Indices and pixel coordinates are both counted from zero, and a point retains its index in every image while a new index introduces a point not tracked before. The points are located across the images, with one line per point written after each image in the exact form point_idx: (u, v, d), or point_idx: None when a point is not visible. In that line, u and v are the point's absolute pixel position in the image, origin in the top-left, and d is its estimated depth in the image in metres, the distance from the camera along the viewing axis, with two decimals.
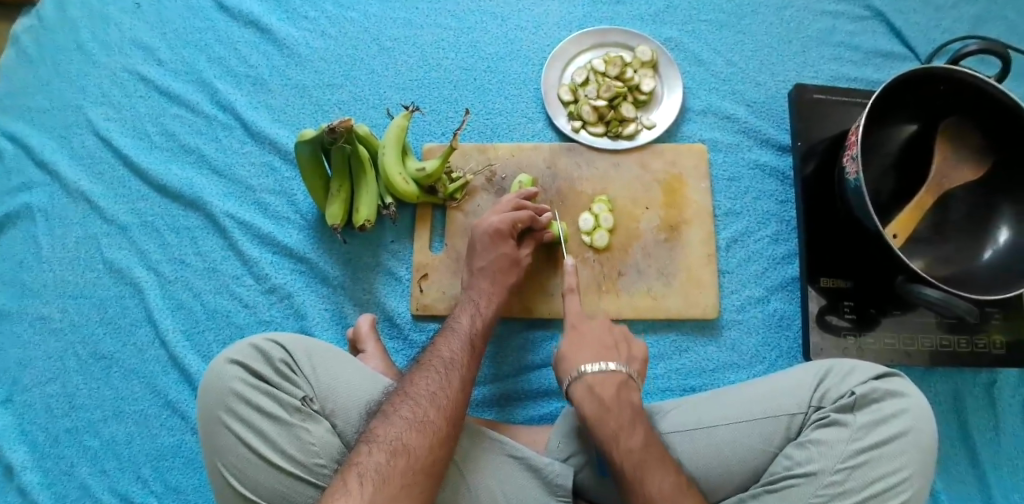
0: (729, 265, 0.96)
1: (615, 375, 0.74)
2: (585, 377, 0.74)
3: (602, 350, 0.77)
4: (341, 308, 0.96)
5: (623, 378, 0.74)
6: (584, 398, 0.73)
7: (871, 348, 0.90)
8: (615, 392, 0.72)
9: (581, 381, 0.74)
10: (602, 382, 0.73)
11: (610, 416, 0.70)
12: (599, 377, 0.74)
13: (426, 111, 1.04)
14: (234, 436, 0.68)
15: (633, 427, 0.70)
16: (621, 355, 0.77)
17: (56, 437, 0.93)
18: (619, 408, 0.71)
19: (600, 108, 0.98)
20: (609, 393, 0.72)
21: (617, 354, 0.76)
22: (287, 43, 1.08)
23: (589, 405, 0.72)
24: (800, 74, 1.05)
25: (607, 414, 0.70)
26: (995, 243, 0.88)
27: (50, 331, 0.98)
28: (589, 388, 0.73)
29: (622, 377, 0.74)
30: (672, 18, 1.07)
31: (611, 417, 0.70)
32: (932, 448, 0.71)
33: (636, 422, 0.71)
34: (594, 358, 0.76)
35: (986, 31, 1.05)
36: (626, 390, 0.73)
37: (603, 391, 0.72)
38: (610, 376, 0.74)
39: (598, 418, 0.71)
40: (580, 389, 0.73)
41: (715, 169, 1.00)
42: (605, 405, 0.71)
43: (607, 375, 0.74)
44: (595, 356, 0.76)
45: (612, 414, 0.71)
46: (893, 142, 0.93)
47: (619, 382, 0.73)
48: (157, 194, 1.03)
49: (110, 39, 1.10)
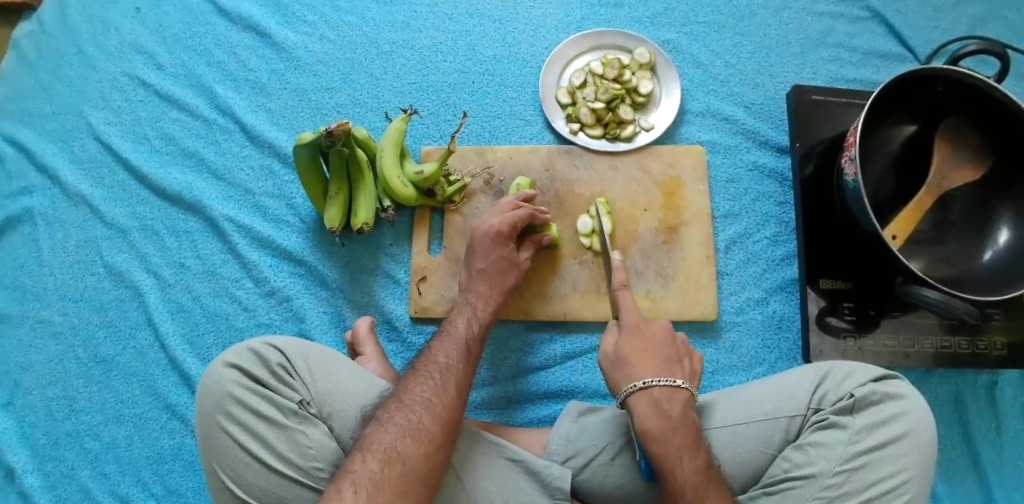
0: (728, 266, 0.96)
1: (682, 393, 0.71)
2: (652, 393, 0.71)
3: (668, 362, 0.74)
4: (339, 311, 0.96)
5: (688, 396, 0.72)
6: (650, 413, 0.69)
7: (871, 349, 0.90)
8: (681, 411, 0.70)
9: (648, 395, 0.70)
10: (670, 399, 0.70)
11: (676, 435, 0.68)
12: (668, 395, 0.71)
13: (424, 115, 1.04)
14: (231, 439, 0.68)
15: (694, 449, 0.68)
16: (684, 372, 0.75)
17: (57, 440, 0.94)
18: (683, 427, 0.69)
19: (598, 110, 0.98)
20: (676, 412, 0.70)
21: (681, 369, 0.75)
22: (285, 46, 1.08)
23: (656, 422, 0.69)
24: (799, 75, 1.05)
25: (673, 433, 0.68)
26: (995, 244, 0.88)
27: (51, 335, 0.98)
28: (654, 404, 0.70)
29: (689, 395, 0.72)
30: (670, 20, 1.07)
31: (676, 437, 0.68)
32: (932, 451, 0.70)
33: (697, 444, 0.69)
34: (659, 372, 0.73)
35: (984, 31, 1.05)
36: (689, 410, 0.71)
37: (670, 409, 0.70)
38: (677, 394, 0.71)
39: (663, 436, 0.68)
40: (643, 403, 0.70)
41: (714, 171, 1.00)
42: (672, 423, 0.69)
43: (675, 392, 0.71)
44: (662, 370, 0.73)
45: (677, 433, 0.68)
46: (893, 142, 0.92)
47: (685, 401, 0.71)
48: (156, 197, 1.03)
49: (109, 44, 1.11)
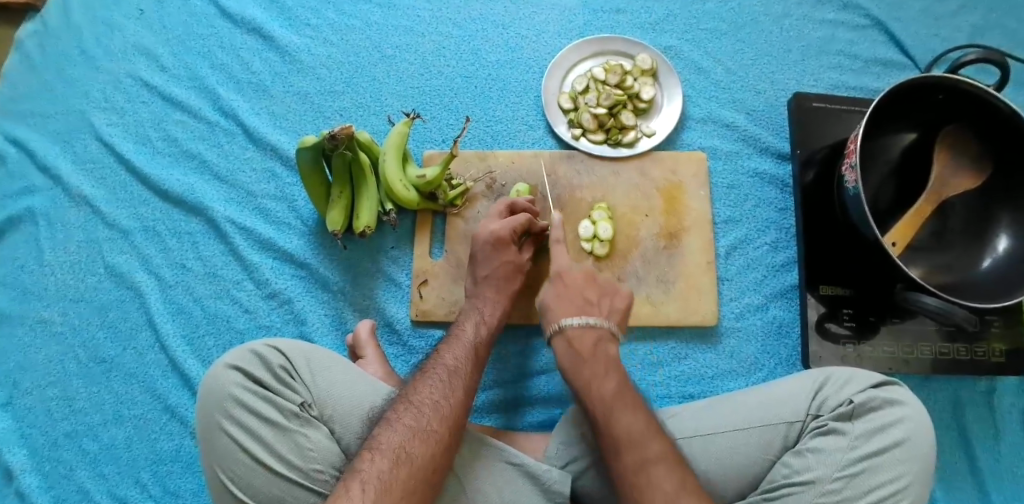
0: (728, 272, 0.96)
1: (594, 328, 0.77)
2: (565, 331, 0.77)
3: (585, 304, 0.80)
4: (340, 313, 0.96)
5: (602, 333, 0.77)
6: (563, 349, 0.77)
7: (871, 356, 0.90)
8: (592, 346, 0.76)
9: (562, 334, 0.77)
10: (582, 335, 0.76)
11: (586, 366, 0.74)
12: (579, 331, 0.77)
13: (426, 118, 1.04)
14: (232, 440, 0.68)
15: (606, 377, 0.72)
16: (602, 310, 0.80)
17: (56, 440, 0.93)
18: (594, 361, 0.74)
19: (600, 115, 0.99)
20: (588, 347, 0.76)
21: (599, 309, 0.80)
22: (289, 50, 1.08)
23: (568, 358, 0.75)
24: (800, 83, 1.05)
25: (582, 364, 0.74)
26: (995, 251, 0.88)
27: (51, 335, 0.98)
28: (568, 341, 0.77)
29: (602, 331, 0.77)
30: (672, 26, 1.08)
31: (586, 369, 0.73)
32: (931, 457, 0.71)
33: (610, 371, 0.73)
34: (577, 313, 0.79)
35: (985, 39, 1.06)
36: (604, 344, 0.76)
37: (581, 344, 0.76)
38: (589, 330, 0.77)
39: (574, 369, 0.74)
40: (560, 341, 0.77)
41: (715, 177, 1.00)
42: (582, 356, 0.75)
43: (587, 329, 0.77)
44: (577, 311, 0.79)
45: (586, 366, 0.74)
46: (893, 150, 0.93)
47: (598, 336, 0.77)
48: (158, 199, 1.03)
49: (113, 44, 1.11)
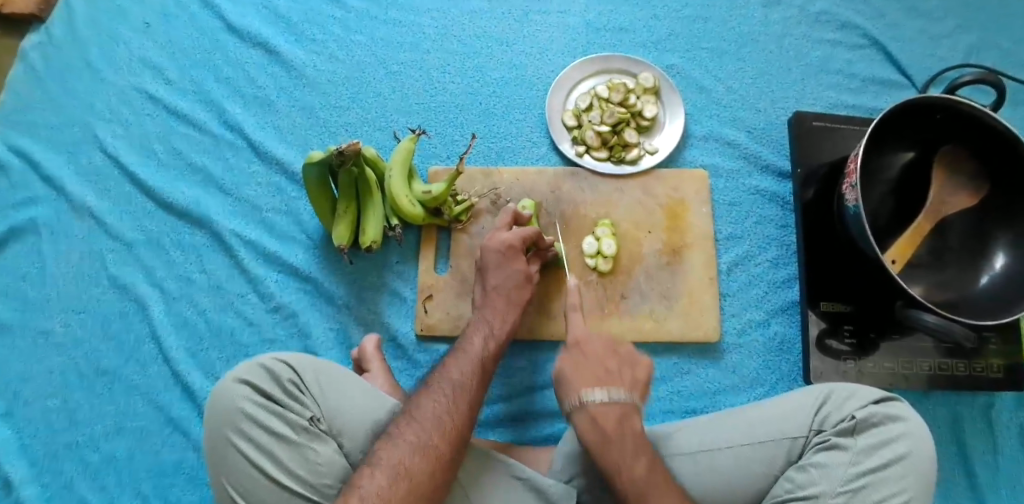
0: (730, 288, 0.97)
1: (619, 404, 0.73)
2: (588, 408, 0.73)
3: (607, 376, 0.76)
4: (345, 328, 0.96)
5: (628, 407, 0.73)
6: (586, 427, 0.72)
7: (870, 372, 0.91)
8: (617, 423, 0.72)
9: (585, 410, 0.73)
10: (609, 413, 0.72)
11: (614, 444, 0.70)
12: (605, 408, 0.73)
13: (432, 134, 1.05)
14: (241, 455, 0.69)
15: (638, 457, 0.70)
16: (625, 383, 0.76)
17: (57, 452, 0.93)
18: (622, 439, 0.71)
19: (603, 133, 1.00)
20: (613, 422, 0.72)
21: (621, 380, 0.76)
22: (295, 64, 1.10)
23: (594, 436, 0.71)
24: (799, 101, 1.07)
25: (609, 446, 0.70)
26: (992, 269, 0.90)
27: (54, 347, 0.98)
28: (592, 418, 0.72)
29: (627, 405, 0.73)
30: (674, 45, 1.09)
31: (614, 448, 0.70)
32: (932, 474, 0.71)
33: (640, 452, 0.70)
34: (599, 384, 0.75)
35: (980, 60, 1.08)
36: (629, 419, 0.73)
37: (608, 421, 0.72)
38: (612, 406, 0.73)
39: (600, 450, 0.70)
40: (581, 419, 0.73)
41: (716, 194, 1.02)
42: (607, 434, 0.71)
43: (612, 404, 0.73)
44: (599, 383, 0.75)
45: (613, 445, 0.70)
46: (892, 168, 0.94)
47: (622, 413, 0.73)
48: (163, 211, 1.04)
49: (120, 57, 1.12)
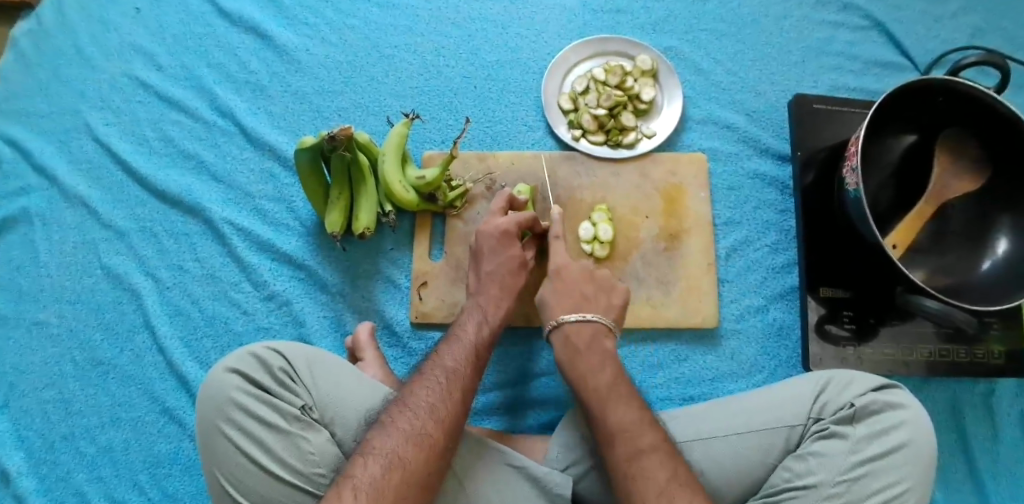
0: (728, 274, 0.96)
1: (591, 324, 0.78)
2: (563, 327, 0.78)
3: (584, 300, 0.80)
4: (339, 315, 0.95)
5: (619, 373, 0.74)
6: (561, 345, 0.78)
7: (870, 358, 0.90)
8: (590, 340, 0.77)
9: (560, 329, 0.78)
10: (580, 330, 0.78)
11: (582, 361, 0.75)
12: (576, 326, 0.78)
13: (426, 119, 1.03)
14: (232, 445, 0.68)
15: (603, 366, 0.74)
16: (600, 306, 0.80)
17: (52, 443, 0.93)
18: (590, 351, 0.76)
19: (600, 116, 0.99)
20: (585, 340, 0.77)
21: (612, 352, 0.77)
22: (287, 49, 1.08)
23: (594, 406, 0.70)
24: (800, 84, 1.05)
25: (578, 357, 0.75)
26: (994, 253, 0.88)
27: (48, 337, 0.97)
28: (567, 337, 0.78)
29: (600, 325, 0.78)
30: (672, 27, 1.07)
31: (582, 359, 0.75)
32: (933, 461, 0.71)
33: (605, 363, 0.75)
34: (575, 307, 0.80)
35: (984, 41, 1.06)
36: (601, 338, 0.77)
37: (579, 338, 0.77)
38: (586, 324, 0.78)
39: (571, 362, 0.75)
40: (557, 337, 0.78)
41: (715, 178, 1.00)
42: (578, 350, 0.76)
43: (604, 372, 0.73)
44: (575, 307, 0.80)
45: (580, 357, 0.75)
46: (892, 152, 0.93)
47: (595, 330, 0.78)
48: (155, 199, 1.03)
49: (110, 43, 1.10)
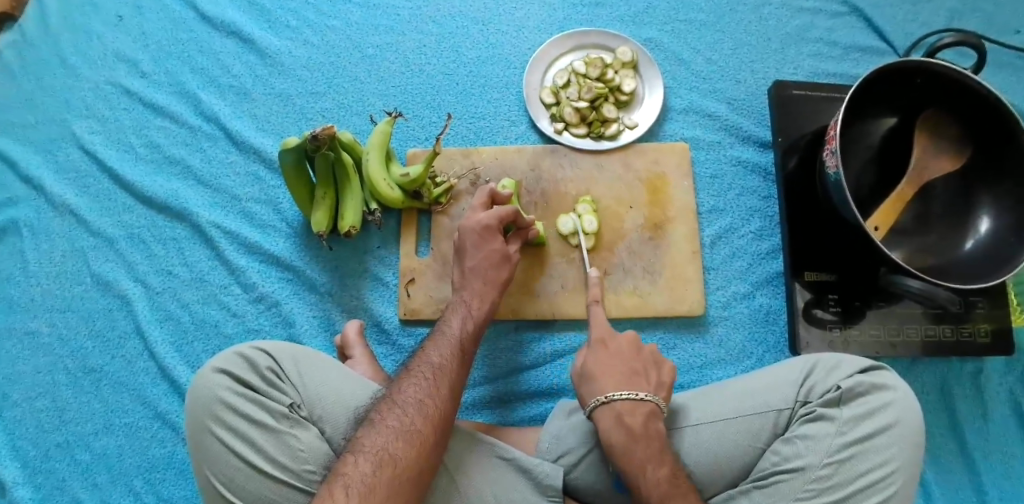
0: (714, 261, 0.97)
1: (645, 405, 0.72)
2: (612, 406, 0.72)
3: (632, 376, 0.75)
4: (329, 315, 0.96)
5: (653, 409, 0.72)
6: (612, 426, 0.71)
7: (857, 340, 0.91)
8: (644, 423, 0.71)
9: (611, 410, 0.72)
10: (632, 411, 0.71)
11: (639, 447, 0.69)
12: (628, 409, 0.72)
13: (409, 117, 1.04)
14: (222, 444, 0.68)
15: (661, 459, 0.69)
16: (650, 384, 0.75)
17: (47, 452, 0.93)
18: (648, 437, 0.70)
19: (582, 109, 0.99)
20: (639, 423, 0.71)
21: (645, 381, 0.75)
22: (269, 52, 1.08)
23: (618, 435, 0.70)
24: (780, 71, 1.06)
25: (635, 444, 0.69)
26: (976, 233, 0.89)
27: (39, 346, 0.98)
28: (617, 417, 0.71)
29: (652, 406, 0.72)
30: (651, 18, 1.08)
31: (641, 447, 0.69)
32: (920, 440, 0.72)
33: (663, 454, 0.69)
34: (623, 386, 0.74)
35: (961, 23, 1.06)
36: (654, 421, 0.72)
37: (633, 421, 0.71)
38: (640, 406, 0.72)
39: (625, 449, 0.69)
40: (607, 418, 0.72)
41: (698, 167, 1.01)
42: (634, 434, 0.70)
43: (637, 405, 0.72)
44: (624, 383, 0.74)
45: (638, 444, 0.69)
46: (874, 135, 0.94)
47: (648, 413, 0.72)
48: (142, 205, 1.03)
49: (92, 52, 1.11)
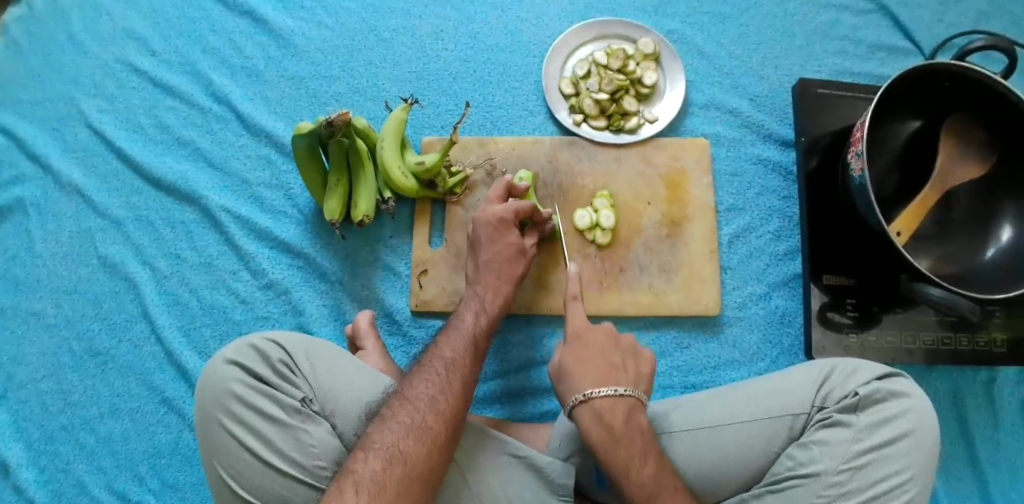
0: (731, 261, 0.95)
1: (587, 307, 0.78)
2: (561, 307, 0.78)
3: (589, 290, 0.80)
4: (339, 304, 0.95)
5: (598, 311, 0.78)
6: (558, 325, 0.77)
7: (872, 345, 0.90)
8: (586, 323, 0.77)
9: (567, 318, 0.77)
10: (577, 314, 0.78)
11: (588, 350, 0.74)
12: (573, 309, 0.78)
13: (425, 104, 1.02)
14: (232, 437, 0.67)
15: (597, 352, 0.74)
16: (596, 292, 0.81)
17: (52, 435, 0.92)
18: (587, 336, 0.75)
19: (602, 101, 0.97)
20: (581, 324, 0.77)
21: (591, 287, 0.81)
22: (282, 33, 1.06)
23: (566, 334, 0.76)
24: (804, 69, 1.03)
25: (577, 340, 0.75)
26: (999, 241, 0.88)
27: (45, 328, 0.96)
28: (565, 318, 0.78)
29: (597, 310, 0.79)
30: (674, 10, 1.05)
31: (576, 345, 0.75)
32: (937, 448, 0.71)
33: (601, 349, 0.74)
34: (580, 300, 0.78)
35: (990, 26, 1.04)
36: (601, 323, 0.77)
37: (584, 327, 0.76)
38: (593, 316, 0.77)
39: (568, 343, 0.75)
40: (553, 317, 0.78)
41: (717, 164, 0.99)
42: (575, 331, 0.76)
43: (581, 307, 0.78)
44: (573, 291, 0.80)
45: (578, 339, 0.75)
46: (898, 138, 0.92)
47: (591, 315, 0.78)
48: (150, 187, 1.01)
49: (102, 29, 1.08)
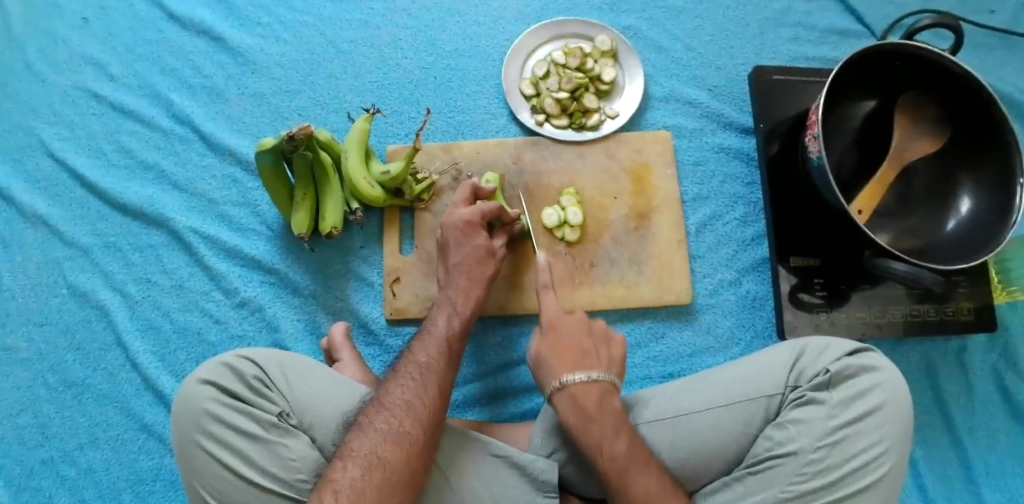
0: (699, 249, 0.97)
1: (597, 384, 0.72)
2: (568, 388, 0.72)
3: (582, 357, 0.74)
4: (314, 318, 0.94)
5: (604, 385, 0.72)
6: (568, 407, 0.71)
7: (843, 322, 0.91)
8: (599, 401, 0.70)
9: (566, 393, 0.72)
10: (588, 391, 0.71)
11: (593, 425, 0.69)
12: (584, 388, 0.71)
13: (387, 113, 1.02)
14: (210, 457, 0.67)
15: (616, 436, 0.68)
16: (602, 364, 0.75)
17: (31, 469, 0.91)
18: (601, 415, 0.69)
19: (562, 100, 0.98)
20: (594, 402, 0.70)
21: (597, 361, 0.74)
22: (240, 50, 1.06)
23: (574, 415, 0.70)
24: (759, 56, 1.05)
25: (590, 422, 0.69)
26: (958, 213, 0.90)
27: (17, 362, 0.95)
28: (573, 398, 0.71)
29: (604, 383, 0.72)
30: (629, 6, 1.07)
31: (594, 427, 0.69)
32: (909, 418, 0.72)
33: (619, 430, 0.69)
34: (575, 367, 0.73)
35: (937, 4, 1.07)
36: (609, 398, 0.71)
37: (586, 399, 0.71)
38: (593, 386, 0.71)
39: (583, 431, 0.69)
40: (563, 398, 0.71)
41: (681, 155, 1.00)
42: (589, 413, 0.70)
43: (592, 383, 0.71)
44: (577, 366, 0.73)
45: (593, 421, 0.69)
46: (855, 119, 0.94)
47: (603, 389, 0.72)
48: (117, 213, 1.00)
49: (59, 56, 1.07)
